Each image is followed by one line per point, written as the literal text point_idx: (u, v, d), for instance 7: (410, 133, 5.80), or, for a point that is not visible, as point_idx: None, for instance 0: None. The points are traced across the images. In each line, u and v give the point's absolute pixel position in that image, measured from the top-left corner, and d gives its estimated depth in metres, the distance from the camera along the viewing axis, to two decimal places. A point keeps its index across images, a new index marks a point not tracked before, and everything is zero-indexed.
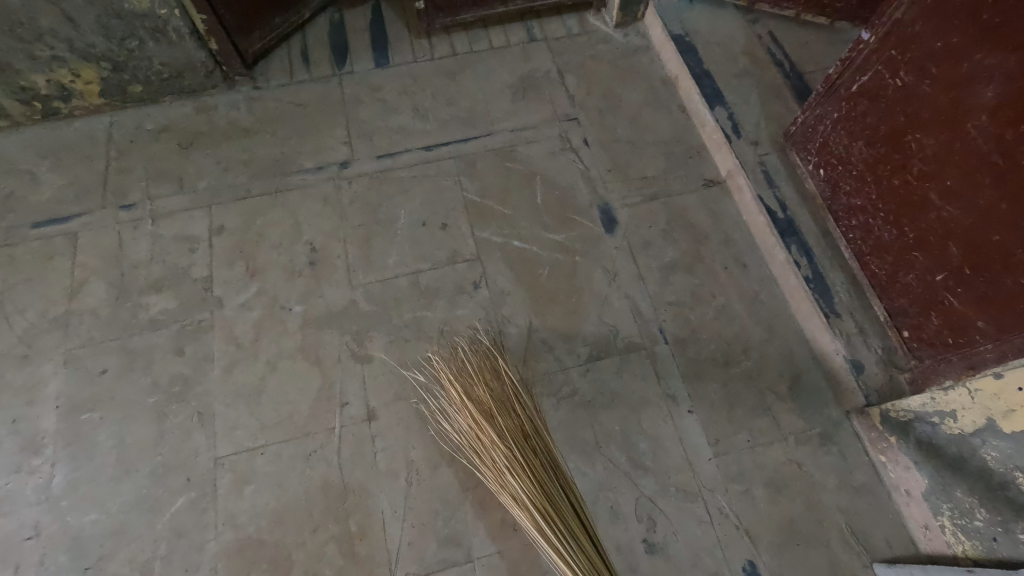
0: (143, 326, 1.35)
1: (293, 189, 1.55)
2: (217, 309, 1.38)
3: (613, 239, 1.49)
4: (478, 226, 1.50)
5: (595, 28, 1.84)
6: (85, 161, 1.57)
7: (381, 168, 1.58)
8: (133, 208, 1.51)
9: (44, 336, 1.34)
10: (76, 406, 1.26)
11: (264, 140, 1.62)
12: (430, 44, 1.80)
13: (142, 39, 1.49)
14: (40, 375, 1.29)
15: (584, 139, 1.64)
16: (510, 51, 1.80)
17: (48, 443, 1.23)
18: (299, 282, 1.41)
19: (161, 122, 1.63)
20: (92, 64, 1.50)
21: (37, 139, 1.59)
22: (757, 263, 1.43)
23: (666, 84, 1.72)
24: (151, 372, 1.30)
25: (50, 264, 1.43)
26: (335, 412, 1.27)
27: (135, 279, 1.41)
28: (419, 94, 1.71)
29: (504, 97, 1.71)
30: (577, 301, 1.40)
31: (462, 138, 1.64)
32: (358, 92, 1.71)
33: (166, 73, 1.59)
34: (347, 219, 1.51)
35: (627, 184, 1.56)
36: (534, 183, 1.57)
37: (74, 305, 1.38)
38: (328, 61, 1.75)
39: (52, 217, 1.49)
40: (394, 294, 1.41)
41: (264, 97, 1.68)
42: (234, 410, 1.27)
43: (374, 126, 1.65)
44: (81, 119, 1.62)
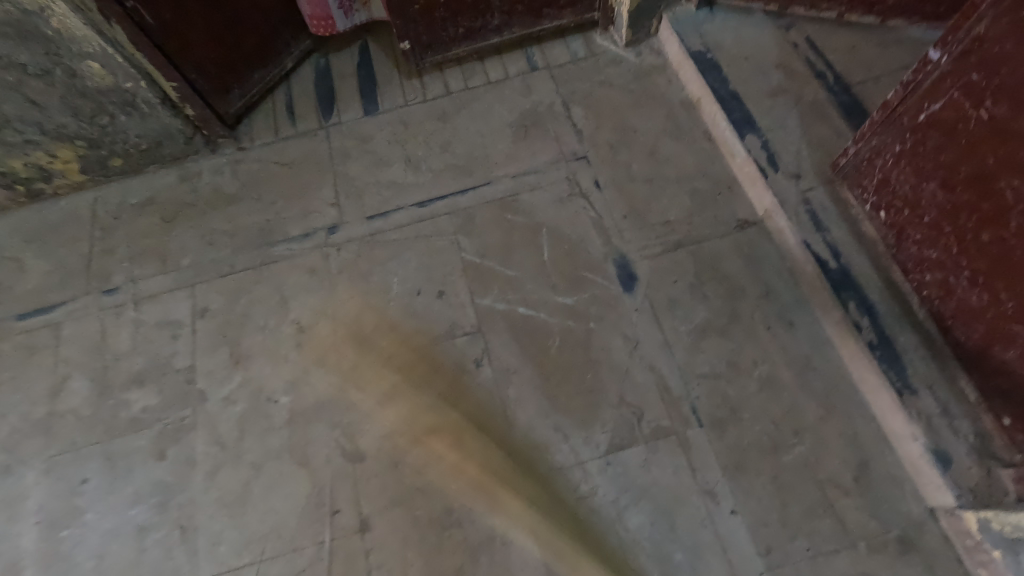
0: (124, 427, 1.26)
1: (279, 260, 1.43)
2: (199, 404, 1.27)
3: (633, 299, 1.29)
4: (478, 292, 1.34)
5: (603, 50, 1.64)
6: (69, 243, 1.50)
7: (372, 230, 1.44)
8: (115, 292, 1.43)
9: (26, 442, 1.27)
10: (57, 521, 1.18)
11: (250, 207, 1.51)
12: (422, 84, 1.65)
13: (114, 114, 1.41)
14: (23, 486, 1.22)
15: (595, 181, 1.45)
16: (509, 83, 1.63)
17: (29, 564, 1.15)
18: (286, 368, 1.29)
19: (144, 194, 1.55)
20: (67, 143, 1.43)
21: (24, 222, 1.54)
22: (807, 321, 1.21)
23: (687, 109, 1.51)
24: (132, 480, 1.21)
25: (33, 360, 1.36)
26: (326, 522, 1.14)
27: (117, 372, 1.32)
28: (411, 143, 1.56)
29: (505, 138, 1.54)
30: (593, 378, 1.22)
31: (458, 190, 1.48)
32: (346, 144, 1.57)
33: (144, 144, 1.50)
34: (336, 292, 1.37)
35: (647, 231, 1.37)
36: (541, 236, 1.39)
37: (56, 405, 1.30)
38: (314, 112, 1.63)
39: (35, 308, 1.42)
40: (388, 378, 1.26)
41: (248, 158, 1.57)
42: (219, 519, 1.16)
43: (364, 182, 1.51)
44: (66, 198, 1.56)
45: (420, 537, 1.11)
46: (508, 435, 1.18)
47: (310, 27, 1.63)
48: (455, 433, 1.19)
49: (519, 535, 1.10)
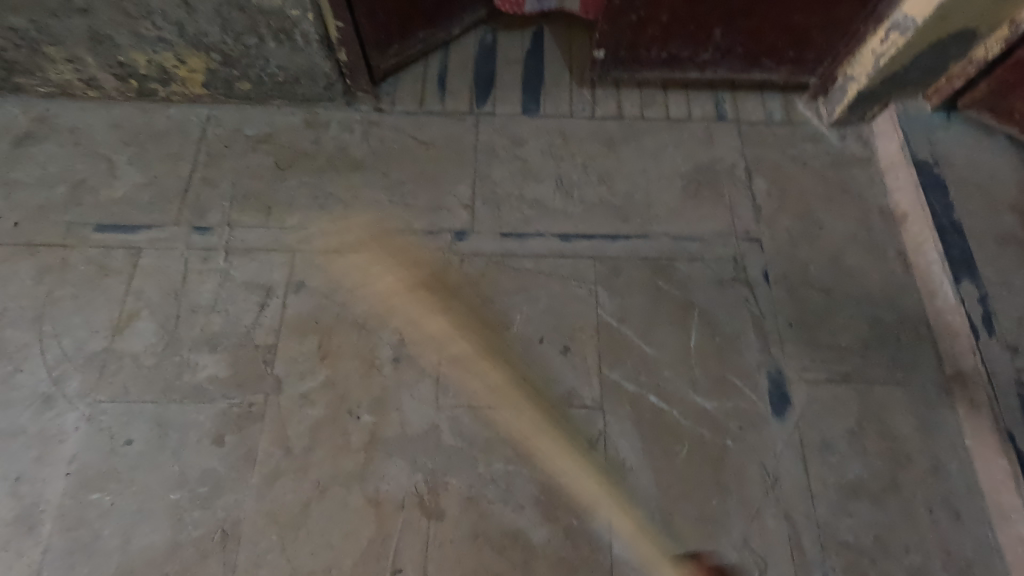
0: (184, 394, 1.11)
1: (392, 253, 1.25)
2: (272, 393, 1.12)
3: (782, 427, 1.12)
4: (608, 361, 1.17)
5: (804, 120, 1.43)
6: (170, 160, 1.34)
7: (503, 250, 1.26)
8: (208, 232, 1.26)
9: (74, 376, 1.12)
10: (88, 481, 1.04)
11: (373, 180, 1.33)
12: (592, 96, 1.45)
13: (263, 38, 1.22)
14: (60, 427, 1.08)
15: (765, 272, 1.26)
16: (690, 126, 1.42)
17: (47, 520, 1.01)
18: (377, 383, 1.13)
19: (262, 129, 1.37)
20: (200, 53, 1.25)
21: (127, 120, 1.37)
22: (977, 518, 1.06)
23: (887, 220, 1.32)
24: (180, 459, 1.06)
25: (102, 283, 1.20)
26: (565, 449, 1.09)
27: (190, 327, 1.17)
28: (567, 161, 1.37)
29: (672, 188, 1.34)
30: (718, 506, 1.06)
31: (608, 234, 1.29)
32: (495, 141, 1.39)
33: (281, 77, 1.32)
34: (450, 311, 1.20)
35: (813, 350, 1.19)
36: (691, 318, 1.21)
37: (116, 343, 1.15)
38: (467, 93, 1.44)
39: (117, 224, 1.26)
40: (486, 430, 1.10)
41: (384, 124, 1.39)
42: (478, 376, 1.14)
43: (506, 191, 1.33)
44: (177, 106, 1.39)
45: (601, 477, 1.07)
46: (609, 544, 1.03)
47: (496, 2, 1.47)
48: (552, 521, 1.04)
49: (630, 515, 1.05)
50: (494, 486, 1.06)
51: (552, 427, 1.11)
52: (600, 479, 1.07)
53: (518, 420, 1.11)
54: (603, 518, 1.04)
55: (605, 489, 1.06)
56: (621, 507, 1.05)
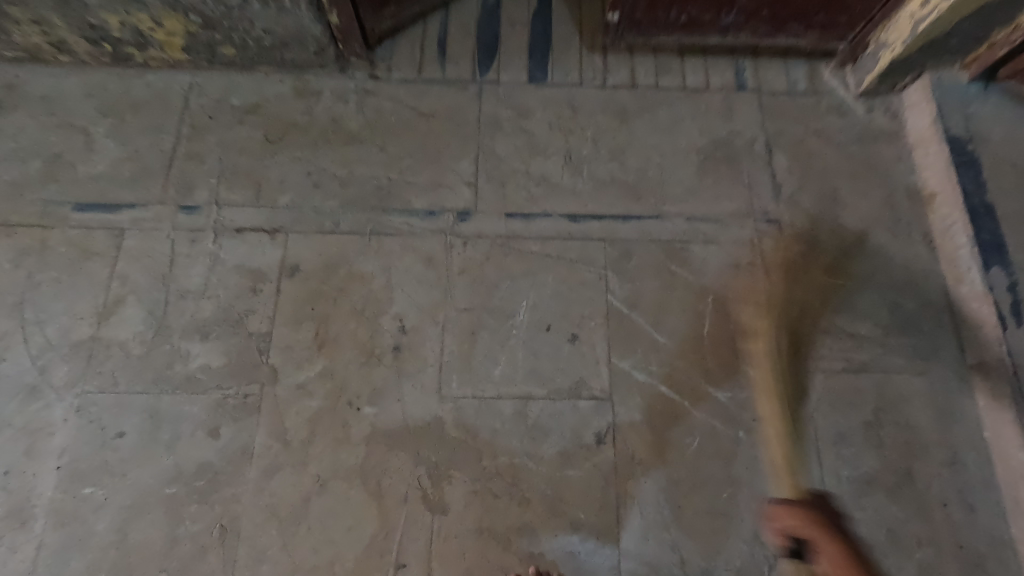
0: (176, 385, 1.07)
1: (390, 235, 1.18)
2: (268, 384, 1.07)
3: (796, 419, 1.09)
4: (618, 350, 1.12)
5: (830, 90, 1.33)
6: (151, 132, 1.25)
7: (508, 231, 1.20)
8: (195, 212, 1.19)
9: (60, 366, 1.08)
10: (80, 475, 1.01)
11: (369, 156, 1.25)
12: (604, 64, 1.34)
13: None
14: (48, 419, 1.04)
15: (783, 255, 1.20)
16: (708, 96, 1.32)
17: (40, 514, 0.99)
18: (378, 374, 1.09)
19: (249, 99, 1.28)
20: (178, 14, 1.15)
21: (102, 88, 1.28)
22: (992, 511, 1.04)
23: (914, 200, 1.24)
24: (175, 452, 1.03)
25: (84, 267, 1.14)
26: (789, 390, 1.09)
27: (179, 314, 1.12)
28: (575, 135, 1.28)
29: (687, 165, 1.26)
30: (728, 500, 1.03)
31: (619, 215, 1.22)
32: (499, 112, 1.29)
33: (268, 41, 1.22)
34: (453, 297, 1.14)
35: (832, 338, 1.14)
36: (705, 305, 1.15)
37: (102, 331, 1.10)
38: (469, 59, 1.33)
39: (97, 204, 1.19)
40: (491, 423, 1.06)
41: (380, 93, 1.30)
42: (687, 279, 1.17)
43: (510, 168, 1.25)
44: (157, 73, 1.29)
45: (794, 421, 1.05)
46: (617, 538, 1.01)
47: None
48: (558, 515, 1.02)
49: (792, 474, 0.98)
50: (499, 481, 1.03)
51: (789, 373, 1.11)
52: (789, 423, 1.04)
53: (762, 334, 1.13)
54: (780, 451, 1.00)
55: (792, 437, 1.03)
56: (792, 451, 1.00)
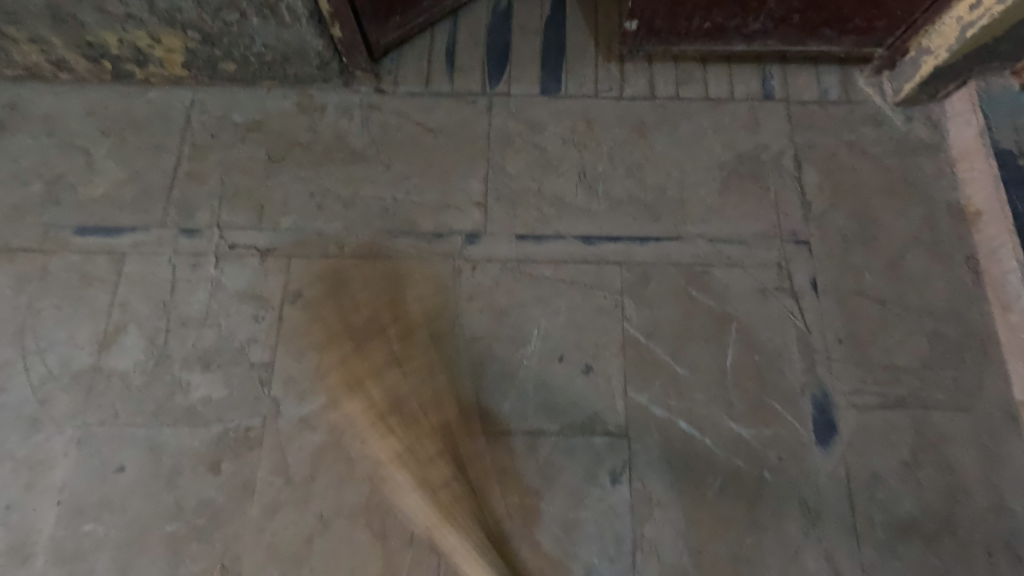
0: (176, 417, 1.04)
1: (396, 260, 1.14)
2: (270, 416, 1.04)
3: (826, 458, 1.02)
4: (634, 383, 1.06)
5: (865, 99, 1.24)
6: (152, 152, 1.22)
7: (519, 254, 1.14)
8: (196, 236, 1.16)
9: (60, 396, 1.06)
10: (81, 510, 1.00)
11: (374, 175, 1.20)
12: (621, 73, 1.27)
13: (245, 14, 1.07)
14: (49, 452, 1.03)
15: (814, 280, 1.12)
16: (732, 107, 1.24)
17: (41, 550, 0.98)
18: (381, 408, 1.04)
19: (251, 115, 1.24)
20: (176, 31, 1.10)
21: (103, 106, 1.24)
22: None
23: (957, 219, 1.15)
24: (175, 487, 1.01)
25: (85, 293, 1.12)
26: (573, 423, 1.04)
27: (180, 343, 1.09)
28: (590, 150, 1.21)
29: (709, 182, 1.19)
30: (752, 546, 0.97)
31: (635, 236, 1.15)
32: (509, 127, 1.23)
33: (269, 57, 1.17)
34: (460, 326, 1.09)
35: (866, 371, 1.06)
36: (728, 334, 1.08)
37: (102, 360, 1.08)
38: (478, 70, 1.27)
39: (98, 227, 1.16)
40: (500, 460, 1.02)
41: (386, 108, 1.24)
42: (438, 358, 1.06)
43: (521, 186, 1.19)
44: (158, 89, 1.25)
45: (578, 468, 1.01)
46: None
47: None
48: (571, 559, 0.97)
49: (486, 561, 0.96)
50: (509, 522, 0.98)
51: (561, 402, 1.05)
52: (569, 470, 1.01)
53: (434, 415, 1.04)
54: (456, 541, 0.97)
55: (569, 487, 1.00)
56: (560, 495, 0.99)
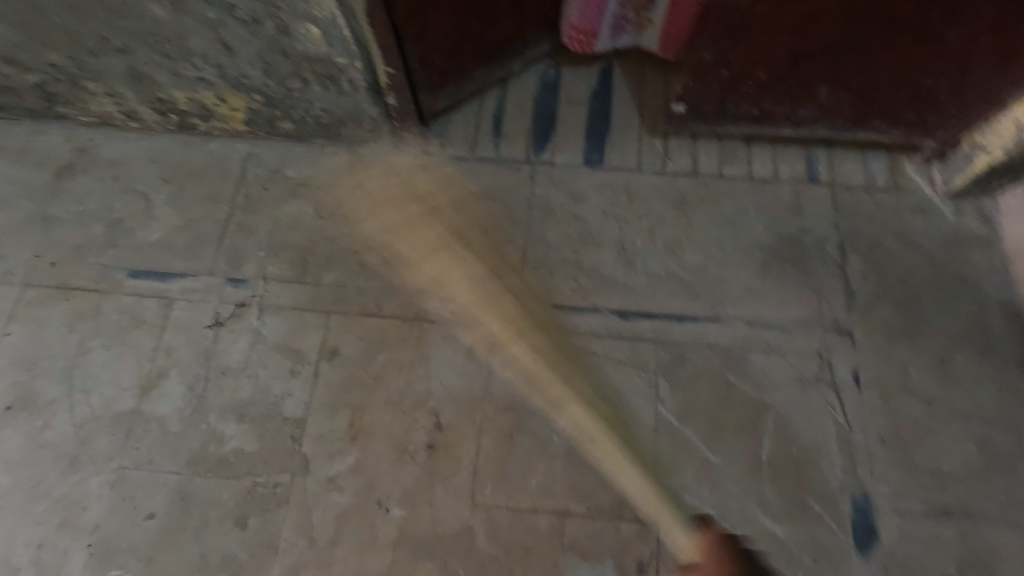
0: (208, 467, 1.06)
1: (432, 322, 1.15)
2: (299, 474, 1.05)
3: (865, 566, 0.97)
4: (665, 468, 1.04)
5: (913, 188, 1.22)
6: (207, 201, 1.27)
7: (554, 325, 1.14)
8: (242, 285, 1.19)
9: (100, 437, 1.09)
10: (109, 555, 1.01)
11: (417, 236, 1.22)
12: (664, 148, 1.28)
13: (308, 82, 1.12)
14: (84, 492, 1.05)
15: (855, 373, 1.09)
16: (776, 187, 1.24)
17: None
18: (408, 474, 1.04)
19: (303, 171, 1.28)
20: (242, 93, 1.17)
21: (166, 154, 1.31)
22: None
23: (1008, 319, 1.12)
24: (201, 539, 1.02)
25: (133, 336, 1.16)
26: (603, 505, 1.02)
27: (218, 391, 1.11)
28: (630, 224, 1.22)
29: (749, 263, 1.18)
30: None
31: (672, 314, 1.14)
32: (551, 196, 1.25)
33: (326, 119, 1.22)
34: (492, 395, 1.09)
35: (910, 474, 1.02)
36: (764, 423, 1.06)
37: (144, 404, 1.11)
38: (524, 138, 1.30)
39: (150, 271, 1.21)
40: (525, 539, 1.00)
41: (432, 170, 1.28)
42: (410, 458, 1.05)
43: (560, 256, 1.20)
44: (218, 141, 1.31)
45: (606, 555, 0.99)
46: None
47: (563, 38, 1.28)
48: None
49: None
50: None
51: (592, 481, 1.03)
52: (595, 555, 0.99)
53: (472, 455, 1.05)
54: None
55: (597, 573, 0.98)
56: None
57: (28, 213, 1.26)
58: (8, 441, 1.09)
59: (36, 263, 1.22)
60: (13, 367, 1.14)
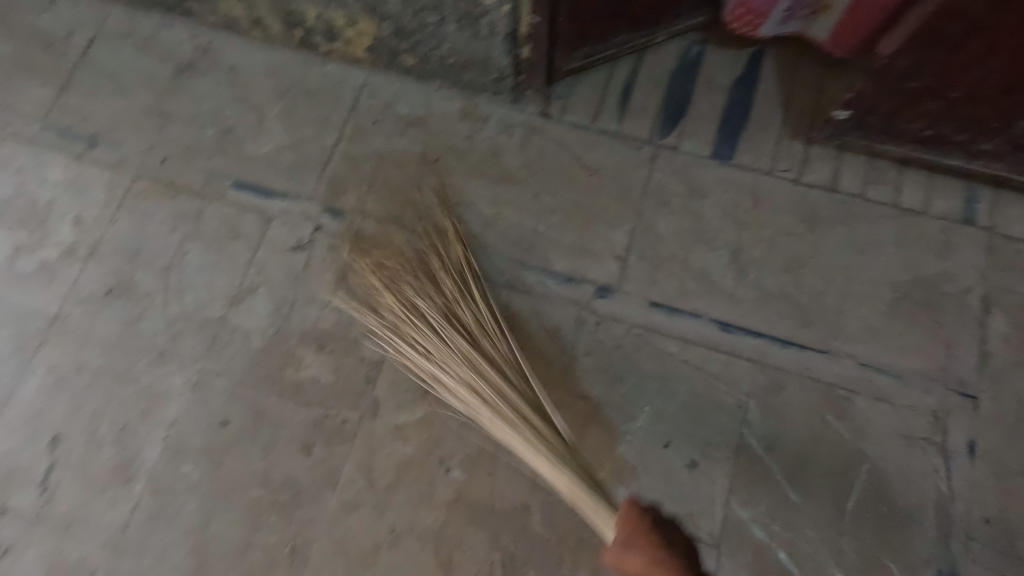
0: (284, 389, 1.08)
1: (522, 293, 1.11)
2: (368, 415, 1.06)
3: None
4: (741, 495, 0.98)
5: None
6: (316, 124, 1.24)
7: (648, 322, 1.08)
8: (339, 217, 1.18)
9: (188, 337, 1.12)
10: (182, 451, 1.06)
11: (521, 200, 1.17)
12: (804, 154, 1.16)
13: (445, 19, 1.06)
14: (167, 387, 1.09)
15: (971, 443, 0.99)
16: (924, 222, 1.11)
17: (141, 477, 1.05)
18: (474, 440, 1.03)
19: (415, 110, 1.24)
20: (374, 19, 1.12)
21: (283, 69, 1.29)
22: None
23: None
24: (267, 456, 1.05)
25: (229, 246, 1.17)
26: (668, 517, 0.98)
27: (302, 318, 1.12)
28: (751, 231, 1.12)
29: (875, 300, 1.07)
30: None
31: (778, 337, 1.06)
32: (669, 184, 1.16)
33: (451, 61, 1.16)
34: (571, 379, 1.06)
35: (1009, 562, 0.94)
36: (857, 473, 0.98)
37: (231, 315, 1.13)
38: (651, 116, 1.20)
39: (253, 186, 1.21)
40: (580, 529, 0.98)
41: (548, 134, 1.21)
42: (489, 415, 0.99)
43: (667, 251, 1.12)
44: (336, 64, 1.28)
45: None
46: None
47: (726, 17, 1.17)
48: None
49: None
50: None
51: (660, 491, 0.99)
52: None
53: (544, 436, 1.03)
54: None
55: None
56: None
57: (146, 105, 1.27)
58: (104, 322, 1.14)
59: (148, 156, 1.24)
60: (116, 254, 1.18)
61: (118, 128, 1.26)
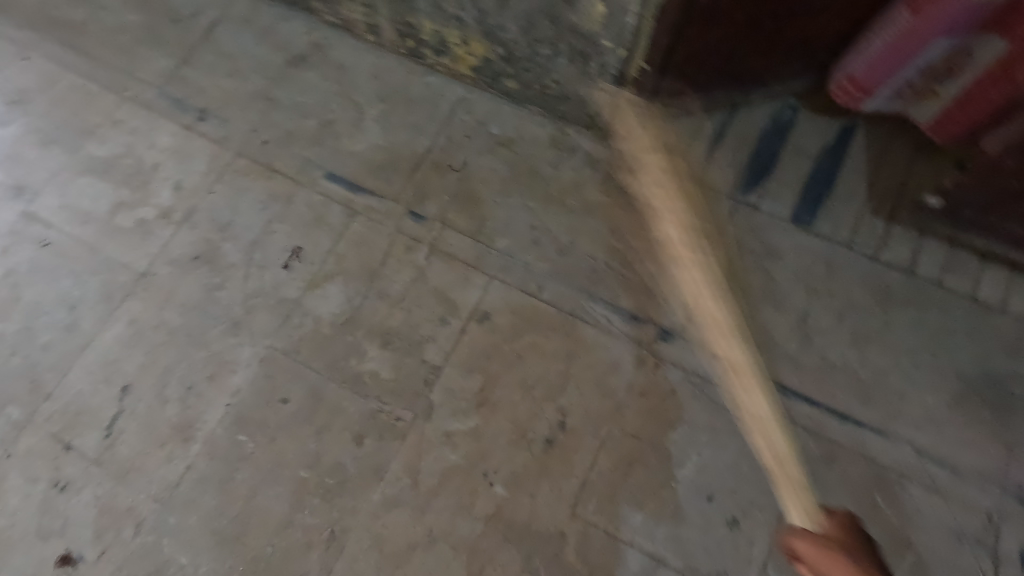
0: (344, 378, 1.12)
1: (587, 323, 1.13)
2: (421, 417, 1.08)
3: None
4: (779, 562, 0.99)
5: None
6: (411, 130, 1.30)
7: (706, 373, 1.09)
8: (420, 221, 1.23)
9: (263, 313, 1.17)
10: (240, 420, 1.10)
11: (596, 233, 1.20)
12: (885, 232, 1.17)
13: (557, 52, 1.11)
14: (235, 357, 1.14)
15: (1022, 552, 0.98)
16: (999, 319, 1.10)
17: (199, 438, 1.10)
18: (521, 460, 1.05)
19: (507, 131, 1.28)
20: (487, 42, 1.17)
21: (388, 74, 1.35)
22: None
23: None
24: (319, 439, 1.08)
25: (313, 233, 1.23)
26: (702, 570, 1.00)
27: (372, 312, 1.16)
28: (822, 300, 1.13)
29: (940, 389, 1.06)
30: None
31: (835, 410, 1.06)
32: (745, 241, 1.18)
33: (552, 91, 1.21)
34: (623, 416, 1.07)
35: None
36: (900, 561, 0.98)
37: (306, 298, 1.18)
38: (735, 172, 1.22)
39: (343, 179, 1.27)
40: (613, 565, 1.00)
41: (631, 173, 1.23)
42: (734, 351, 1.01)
43: (735, 306, 1.13)
44: (437, 77, 1.34)
45: None
46: None
47: (831, 86, 1.21)
48: None
49: None
50: None
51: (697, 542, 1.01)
52: None
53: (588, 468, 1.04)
54: None
55: None
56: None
57: (256, 89, 1.35)
58: (187, 285, 1.20)
59: (251, 136, 1.31)
60: (207, 223, 1.25)
61: (227, 106, 1.34)
